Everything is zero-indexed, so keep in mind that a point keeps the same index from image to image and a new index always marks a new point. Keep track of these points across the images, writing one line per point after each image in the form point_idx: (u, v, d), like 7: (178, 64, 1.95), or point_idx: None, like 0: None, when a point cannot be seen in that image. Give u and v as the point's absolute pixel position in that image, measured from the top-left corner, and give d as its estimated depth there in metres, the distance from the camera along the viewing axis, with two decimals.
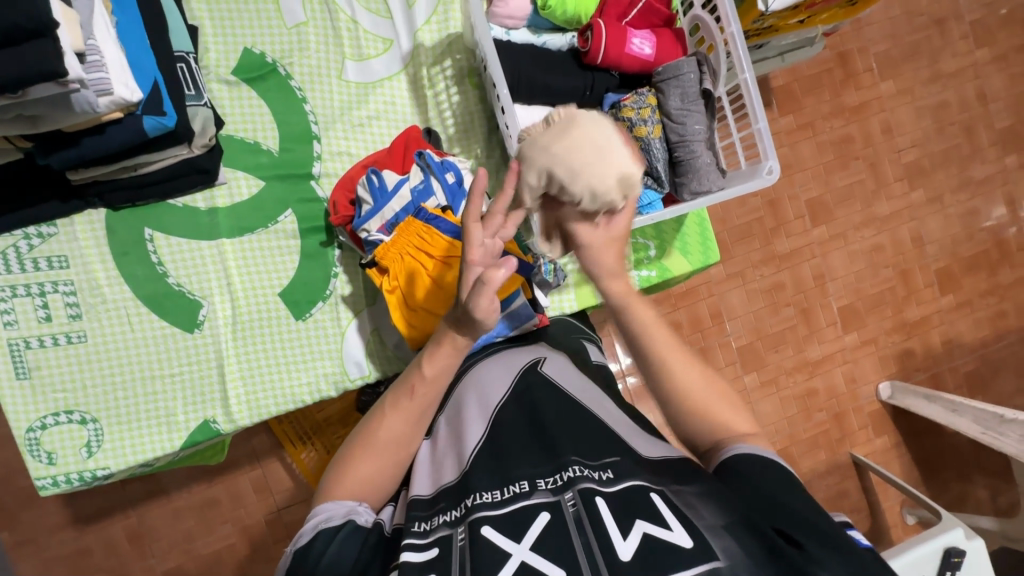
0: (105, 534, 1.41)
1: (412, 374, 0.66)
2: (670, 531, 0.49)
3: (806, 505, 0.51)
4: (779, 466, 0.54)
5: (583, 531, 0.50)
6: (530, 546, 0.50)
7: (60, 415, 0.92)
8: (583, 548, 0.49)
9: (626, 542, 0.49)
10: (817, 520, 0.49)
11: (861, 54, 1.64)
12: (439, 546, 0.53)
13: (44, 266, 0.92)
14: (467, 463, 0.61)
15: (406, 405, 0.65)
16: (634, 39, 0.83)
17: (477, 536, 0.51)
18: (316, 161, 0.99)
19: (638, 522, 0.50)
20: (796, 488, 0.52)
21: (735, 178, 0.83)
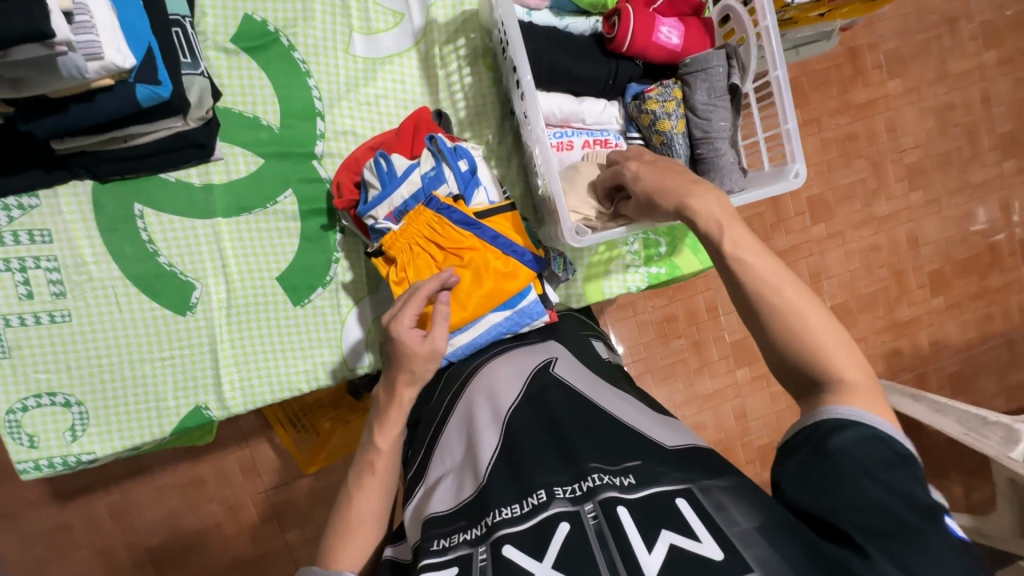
0: (87, 512, 1.38)
1: (368, 451, 0.66)
2: (699, 543, 0.47)
3: (889, 494, 0.48)
4: (856, 440, 0.50)
5: (607, 547, 0.48)
6: (552, 564, 0.48)
7: (43, 397, 0.88)
8: (606, 564, 0.47)
9: (651, 555, 0.47)
10: (885, 510, 0.47)
11: (871, 51, 1.61)
12: (459, 564, 0.51)
13: (26, 240, 0.87)
14: (482, 476, 0.58)
15: (369, 482, 0.65)
16: (662, 26, 0.79)
17: (499, 555, 0.49)
18: (319, 139, 0.94)
19: (664, 533, 0.48)
20: (871, 468, 0.49)
21: (757, 179, 0.80)
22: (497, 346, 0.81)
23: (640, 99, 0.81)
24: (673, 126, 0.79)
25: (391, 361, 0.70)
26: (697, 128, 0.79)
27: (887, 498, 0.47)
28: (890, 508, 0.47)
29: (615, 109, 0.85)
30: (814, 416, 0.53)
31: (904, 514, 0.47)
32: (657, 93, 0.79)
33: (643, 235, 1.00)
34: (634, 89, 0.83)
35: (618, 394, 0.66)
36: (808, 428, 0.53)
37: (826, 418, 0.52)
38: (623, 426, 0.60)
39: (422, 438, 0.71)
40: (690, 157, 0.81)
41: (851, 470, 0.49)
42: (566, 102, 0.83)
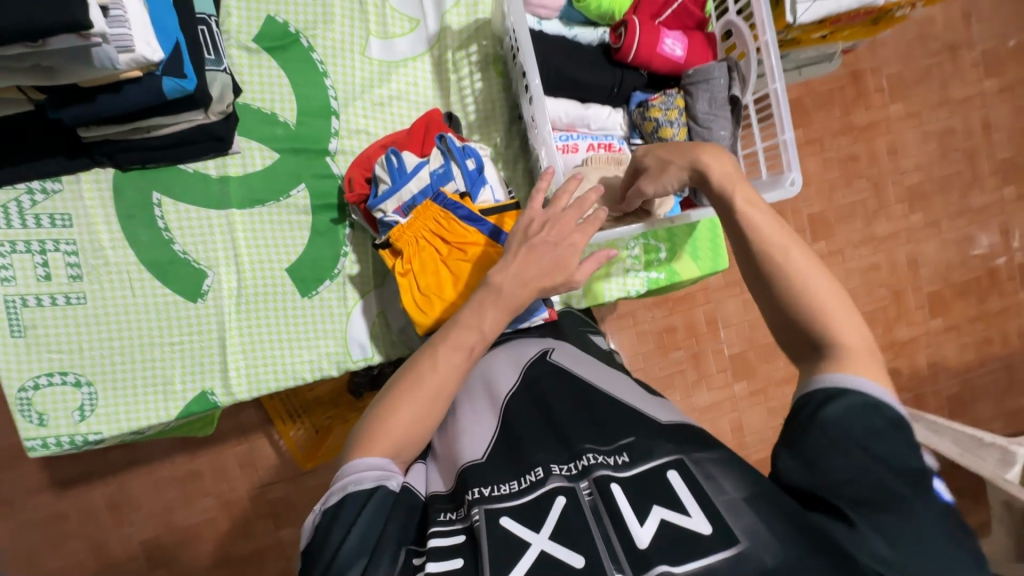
0: (86, 499, 1.39)
1: (470, 334, 0.66)
2: (688, 517, 0.49)
3: (881, 465, 0.47)
4: (847, 411, 0.49)
5: (601, 521, 0.51)
6: (549, 535, 0.50)
7: (55, 376, 0.91)
8: (601, 537, 0.50)
9: (643, 528, 0.49)
10: (876, 480, 0.47)
11: (874, 74, 1.65)
12: (465, 532, 0.53)
13: (47, 224, 0.90)
14: (466, 460, 0.59)
15: (459, 362, 0.65)
16: (666, 39, 0.83)
17: (495, 525, 0.51)
18: (334, 137, 0.97)
19: (655, 508, 0.50)
20: (864, 439, 0.48)
21: (755, 187, 0.83)
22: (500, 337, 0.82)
23: (644, 107, 0.84)
24: (675, 133, 0.83)
25: (541, 247, 0.71)
26: (698, 136, 0.82)
27: (880, 469, 0.47)
28: (881, 479, 0.47)
29: (620, 116, 0.89)
30: (812, 387, 0.53)
31: (897, 485, 0.46)
32: (661, 101, 0.83)
33: (644, 240, 1.03)
34: (638, 97, 0.87)
35: (618, 379, 0.68)
36: (800, 401, 0.53)
37: (818, 389, 0.52)
38: (622, 404, 0.62)
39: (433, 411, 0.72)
40: None
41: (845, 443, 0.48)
42: (572, 107, 0.86)
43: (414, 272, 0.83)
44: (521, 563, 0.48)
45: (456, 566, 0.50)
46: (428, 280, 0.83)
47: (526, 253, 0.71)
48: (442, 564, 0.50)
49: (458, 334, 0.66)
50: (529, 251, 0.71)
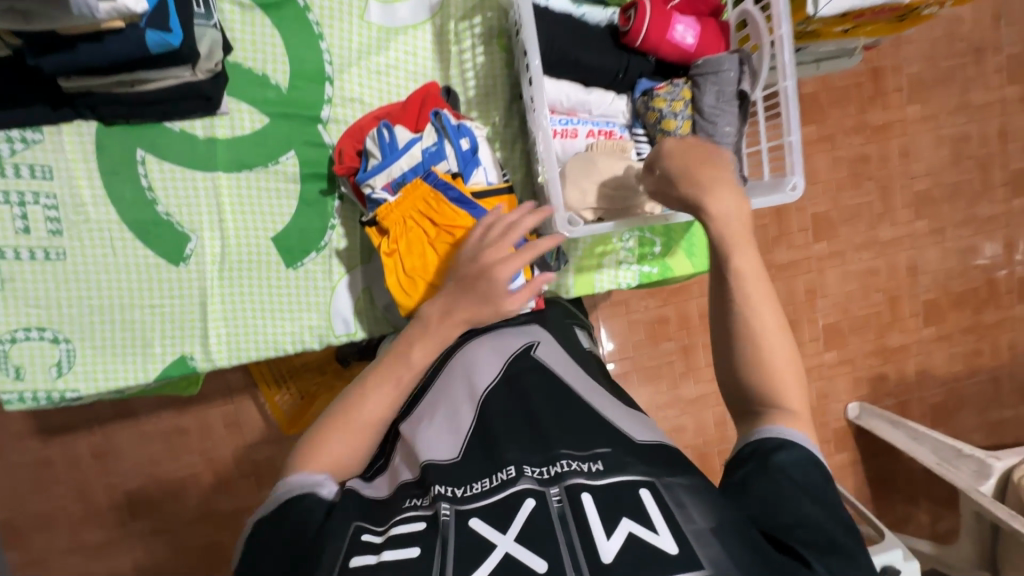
0: (70, 448, 1.40)
1: (400, 364, 0.68)
2: (655, 534, 0.49)
3: (821, 512, 0.54)
4: (794, 461, 0.56)
5: (567, 529, 0.50)
6: (515, 537, 0.50)
7: (32, 331, 0.90)
8: (566, 545, 0.49)
9: (609, 541, 0.49)
10: (817, 524, 0.53)
11: (894, 73, 1.60)
12: (427, 521, 0.53)
13: (26, 175, 0.88)
14: (429, 459, 0.59)
15: (389, 390, 0.66)
16: (678, 24, 0.79)
17: (464, 526, 0.51)
18: (326, 104, 0.94)
19: (623, 522, 0.50)
20: (805, 486, 0.55)
21: (756, 188, 0.80)
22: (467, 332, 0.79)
23: (648, 95, 0.81)
24: (678, 126, 0.79)
25: (470, 281, 0.70)
26: (703, 131, 0.79)
27: (820, 516, 0.53)
28: (819, 522, 0.53)
29: (623, 102, 0.85)
30: (761, 434, 0.59)
31: (834, 531, 0.53)
32: (666, 91, 0.79)
33: (638, 233, 1.01)
34: (644, 84, 0.82)
35: (594, 388, 0.66)
36: (755, 444, 0.58)
37: (765, 439, 0.58)
38: (597, 416, 0.61)
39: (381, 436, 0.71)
40: None
41: (789, 488, 0.54)
42: (574, 91, 0.82)
43: (398, 254, 0.82)
44: (484, 565, 0.48)
45: (414, 555, 0.50)
46: (413, 262, 0.81)
47: (456, 288, 0.71)
48: (399, 552, 0.51)
49: (389, 368, 0.67)
50: (460, 284, 0.70)
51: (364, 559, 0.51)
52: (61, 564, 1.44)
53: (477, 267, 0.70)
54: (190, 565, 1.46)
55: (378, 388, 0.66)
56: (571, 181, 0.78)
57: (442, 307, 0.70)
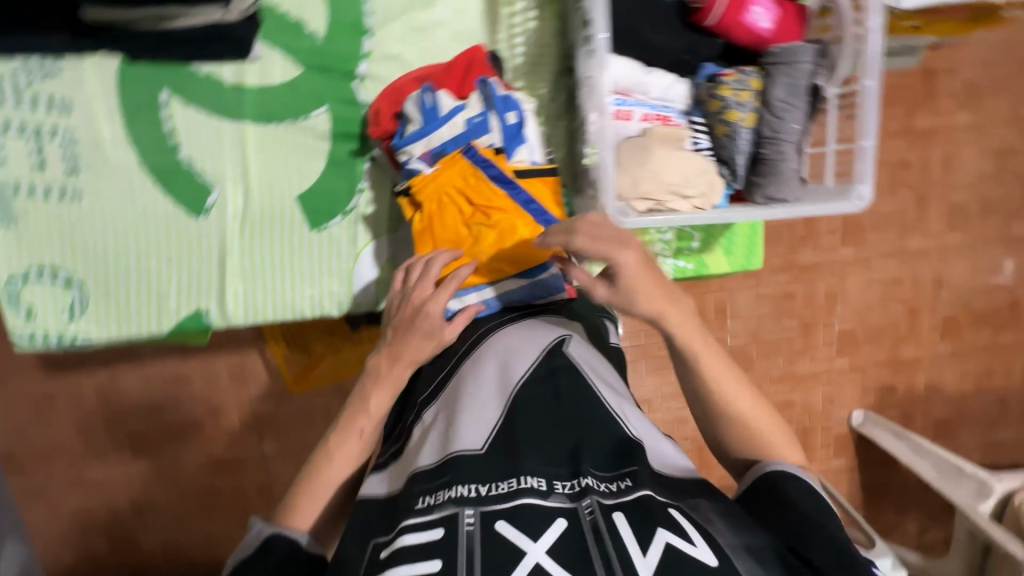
0: (75, 386, 1.39)
1: (358, 417, 0.68)
2: (694, 546, 0.47)
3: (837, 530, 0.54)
4: (803, 491, 0.57)
5: (601, 541, 0.47)
6: (546, 548, 0.47)
7: (45, 272, 0.87)
8: (600, 560, 0.46)
9: (645, 558, 0.46)
10: (835, 540, 0.52)
11: (948, 76, 1.51)
12: (445, 527, 0.49)
13: (44, 107, 0.83)
14: (458, 449, 0.56)
15: (352, 448, 0.67)
16: (754, 6, 0.73)
17: (492, 529, 0.48)
18: (364, 59, 0.87)
19: (660, 532, 0.48)
20: (815, 508, 0.55)
21: (815, 193, 0.76)
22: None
23: (714, 81, 0.76)
24: (742, 118, 0.75)
25: (407, 325, 0.69)
26: (767, 126, 0.74)
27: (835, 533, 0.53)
28: (840, 542, 0.52)
29: (684, 87, 0.79)
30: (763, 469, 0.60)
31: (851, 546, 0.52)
32: (734, 79, 0.74)
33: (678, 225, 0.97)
34: (709, 69, 0.78)
35: (622, 397, 0.64)
36: (761, 482, 0.59)
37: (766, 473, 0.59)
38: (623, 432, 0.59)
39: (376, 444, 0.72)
40: (751, 154, 0.77)
41: (801, 515, 0.55)
42: (634, 70, 0.76)
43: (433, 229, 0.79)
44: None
45: (435, 568, 0.47)
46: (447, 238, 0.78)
47: (396, 334, 0.70)
48: (419, 565, 0.47)
49: (347, 426, 0.67)
50: (398, 332, 0.70)
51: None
52: (60, 498, 1.44)
53: (414, 313, 0.69)
54: (186, 510, 1.46)
55: (340, 449, 0.66)
56: (625, 165, 0.74)
57: (386, 355, 0.70)
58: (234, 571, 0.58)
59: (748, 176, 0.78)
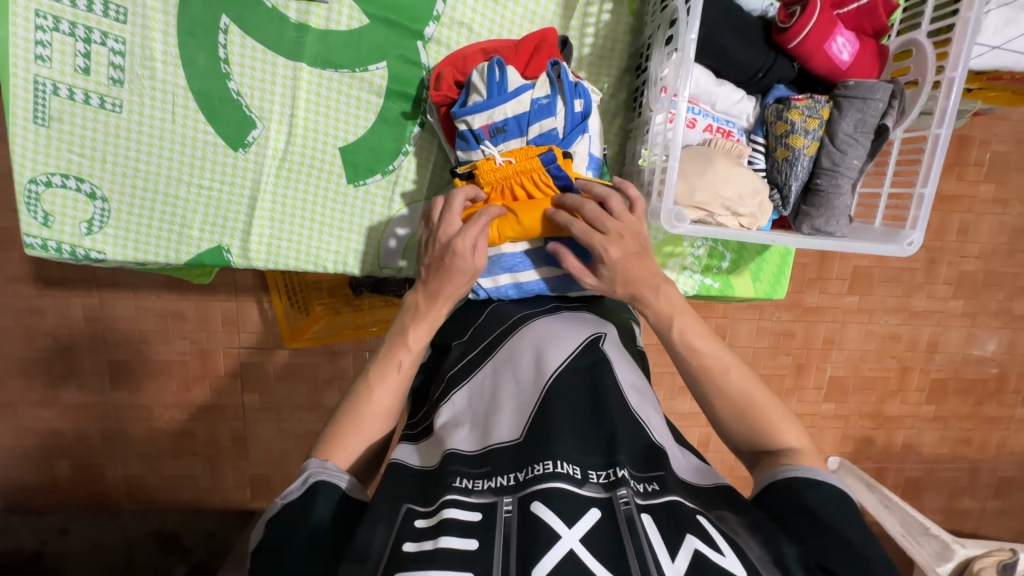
0: (62, 304, 1.33)
1: (399, 350, 0.68)
2: (721, 555, 0.47)
3: (864, 545, 0.51)
4: (825, 498, 0.54)
5: (636, 535, 0.46)
6: (580, 537, 0.46)
7: (69, 180, 0.84)
8: (635, 553, 0.45)
9: (673, 563, 0.45)
10: (857, 554, 0.50)
11: (980, 146, 1.52)
12: (483, 511, 0.49)
13: (98, 11, 0.80)
14: (496, 441, 0.55)
15: (393, 378, 0.66)
16: (838, 36, 0.73)
17: (527, 512, 0.47)
18: (433, 21, 0.86)
19: (689, 538, 0.47)
20: (837, 519, 0.53)
21: (861, 234, 0.77)
22: (485, 305, 0.79)
23: (785, 104, 0.75)
24: (805, 146, 0.74)
25: (440, 260, 0.70)
26: (828, 158, 0.74)
27: (859, 544, 0.51)
28: (862, 555, 0.50)
29: (750, 105, 0.79)
30: (785, 471, 0.58)
31: (875, 562, 0.50)
32: (805, 104, 0.73)
33: (711, 242, 0.97)
34: (779, 91, 0.78)
35: (653, 403, 0.63)
36: (779, 483, 0.57)
37: (788, 476, 0.57)
38: (650, 436, 0.57)
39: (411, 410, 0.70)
40: (806, 183, 0.77)
41: (823, 525, 0.52)
42: (705, 79, 0.76)
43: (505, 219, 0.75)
44: (548, 558, 0.44)
45: (471, 548, 0.46)
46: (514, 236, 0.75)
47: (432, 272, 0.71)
48: (458, 540, 0.46)
49: (386, 358, 0.67)
50: (437, 268, 0.70)
51: (417, 545, 0.47)
52: (29, 416, 1.39)
53: (446, 254, 0.70)
54: (157, 448, 1.43)
55: (381, 380, 0.66)
56: (685, 172, 0.74)
57: (424, 292, 0.71)
58: (280, 513, 0.53)
59: (798, 206, 0.78)
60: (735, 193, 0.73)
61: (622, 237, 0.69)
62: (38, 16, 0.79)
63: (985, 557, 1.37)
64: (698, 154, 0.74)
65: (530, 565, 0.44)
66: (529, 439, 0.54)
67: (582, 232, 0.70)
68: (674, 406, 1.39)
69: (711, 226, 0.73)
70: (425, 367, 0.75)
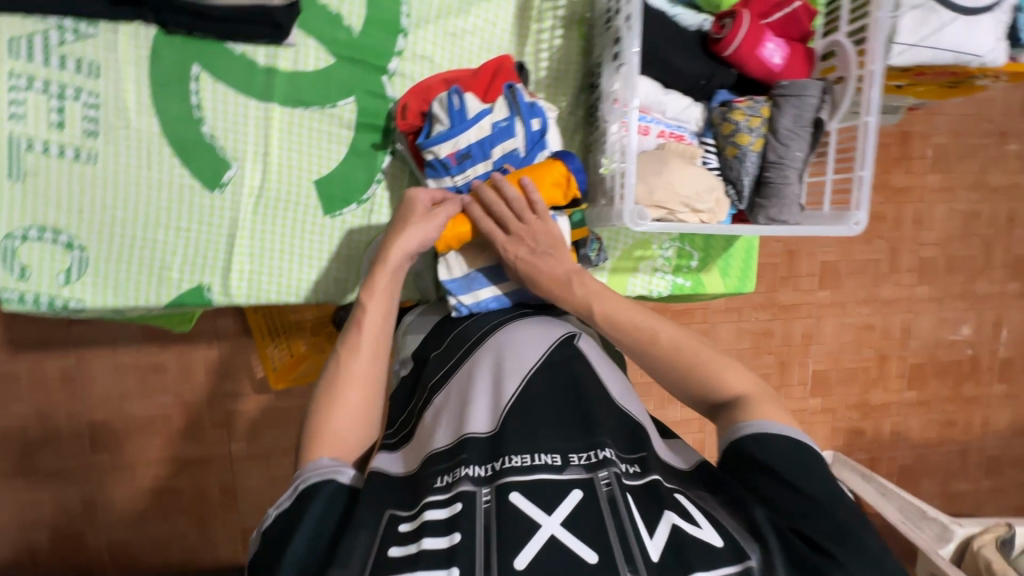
0: (38, 366, 1.30)
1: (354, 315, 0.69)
2: (700, 528, 0.49)
3: (831, 497, 0.52)
4: (785, 452, 0.54)
5: (617, 515, 0.48)
6: (561, 521, 0.48)
7: (45, 232, 0.85)
8: (616, 531, 0.47)
9: (653, 539, 0.48)
10: (820, 505, 0.51)
11: (922, 140, 1.63)
12: (462, 502, 0.50)
13: (72, 69, 0.83)
14: (470, 431, 0.57)
15: (356, 342, 0.67)
16: (768, 43, 0.80)
17: (505, 502, 0.49)
18: (396, 57, 0.91)
19: (667, 514, 0.50)
20: (796, 471, 0.53)
21: (811, 219, 0.81)
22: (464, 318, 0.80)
23: (728, 106, 0.81)
24: (751, 142, 0.80)
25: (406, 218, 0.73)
26: (774, 151, 0.80)
27: (819, 494, 0.51)
28: (825, 506, 0.51)
29: (697, 111, 0.85)
30: (744, 429, 0.57)
31: (839, 511, 0.51)
32: (746, 105, 0.80)
33: (679, 243, 1.01)
34: (723, 96, 0.83)
35: (631, 394, 0.65)
36: (738, 443, 0.57)
37: (749, 435, 0.56)
38: (629, 417, 0.60)
39: (389, 418, 0.70)
40: (756, 178, 0.82)
41: (786, 481, 0.52)
42: (653, 90, 0.81)
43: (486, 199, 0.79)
44: (529, 545, 0.46)
45: (454, 541, 0.47)
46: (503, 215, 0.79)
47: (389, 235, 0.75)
48: (440, 538, 0.47)
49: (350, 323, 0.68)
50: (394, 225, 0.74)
51: (402, 549, 0.48)
52: (6, 488, 1.34)
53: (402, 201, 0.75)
54: (142, 507, 1.38)
55: (347, 342, 0.67)
56: (643, 175, 0.78)
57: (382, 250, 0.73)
58: (276, 525, 0.53)
59: (752, 199, 0.83)
60: (692, 191, 0.78)
61: (524, 233, 0.75)
62: (13, 77, 0.82)
63: (983, 534, 1.41)
64: (654, 156, 0.79)
65: (512, 554, 0.45)
66: (506, 429, 0.56)
67: (489, 232, 0.76)
68: (665, 414, 1.41)
69: (672, 222, 0.77)
70: (407, 380, 0.75)
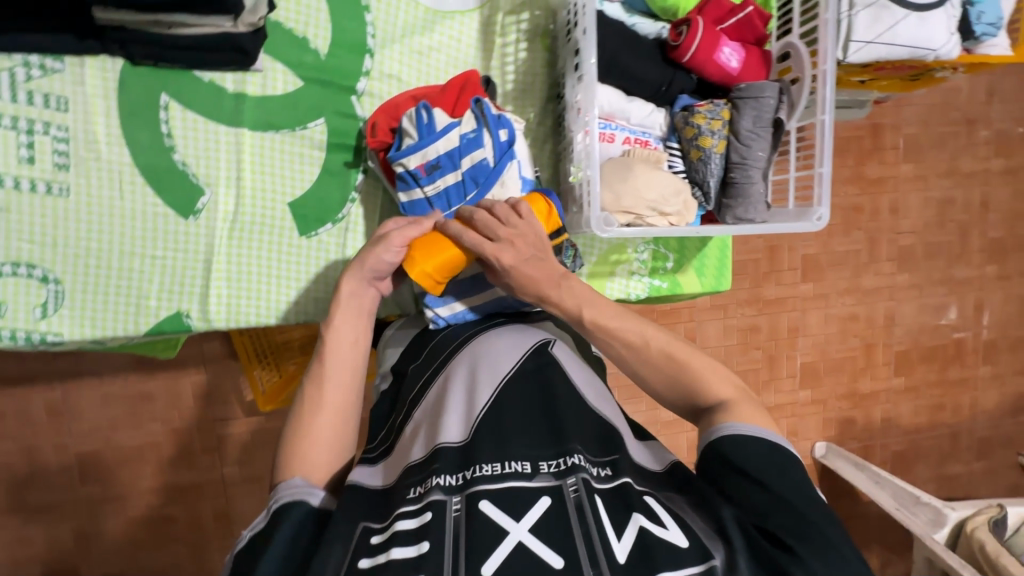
0: (23, 401, 1.29)
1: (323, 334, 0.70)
2: (666, 530, 0.50)
3: (802, 497, 0.52)
4: (758, 453, 0.55)
5: (584, 519, 0.49)
6: (528, 527, 0.48)
7: (20, 267, 0.85)
8: (583, 535, 0.48)
9: (620, 542, 0.49)
10: (788, 505, 0.52)
11: (893, 131, 1.66)
12: (432, 511, 0.50)
13: (40, 104, 0.84)
14: (443, 441, 0.57)
15: (327, 359, 0.69)
16: (725, 47, 0.82)
17: (476, 511, 0.49)
18: (363, 77, 0.92)
19: (635, 517, 0.51)
20: (766, 472, 0.54)
21: (778, 216, 0.84)
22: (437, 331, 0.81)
23: (689, 111, 0.83)
24: (714, 145, 0.82)
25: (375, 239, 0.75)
26: (736, 153, 0.82)
27: (788, 495, 0.53)
28: (795, 505, 0.52)
29: (661, 116, 0.86)
30: (717, 433, 0.58)
31: (807, 511, 0.51)
32: (707, 109, 0.81)
33: (654, 246, 1.02)
34: (684, 100, 0.85)
35: (606, 399, 0.66)
36: (712, 444, 0.58)
37: (723, 437, 0.57)
38: (601, 420, 0.61)
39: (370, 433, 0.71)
40: (721, 179, 0.84)
41: (757, 482, 0.53)
42: (616, 97, 0.83)
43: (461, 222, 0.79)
44: (496, 552, 0.47)
45: (423, 550, 0.48)
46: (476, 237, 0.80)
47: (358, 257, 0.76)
48: (408, 548, 0.48)
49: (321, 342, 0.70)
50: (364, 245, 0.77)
51: (371, 560, 0.48)
52: None
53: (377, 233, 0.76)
54: (136, 539, 1.36)
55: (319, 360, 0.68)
56: (610, 181, 0.80)
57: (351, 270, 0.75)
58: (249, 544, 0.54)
59: (719, 199, 0.85)
60: (659, 194, 0.79)
61: (515, 238, 0.74)
62: None
63: (976, 516, 1.39)
64: (619, 163, 0.81)
65: (479, 561, 0.46)
66: (478, 439, 0.57)
67: (474, 244, 0.73)
68: (657, 415, 1.41)
69: (641, 227, 0.79)
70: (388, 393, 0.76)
